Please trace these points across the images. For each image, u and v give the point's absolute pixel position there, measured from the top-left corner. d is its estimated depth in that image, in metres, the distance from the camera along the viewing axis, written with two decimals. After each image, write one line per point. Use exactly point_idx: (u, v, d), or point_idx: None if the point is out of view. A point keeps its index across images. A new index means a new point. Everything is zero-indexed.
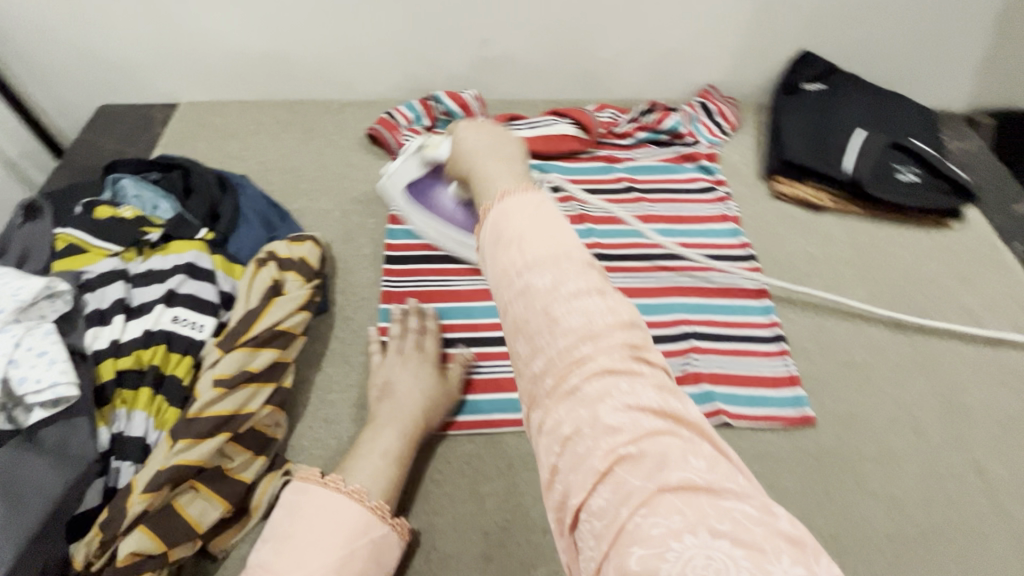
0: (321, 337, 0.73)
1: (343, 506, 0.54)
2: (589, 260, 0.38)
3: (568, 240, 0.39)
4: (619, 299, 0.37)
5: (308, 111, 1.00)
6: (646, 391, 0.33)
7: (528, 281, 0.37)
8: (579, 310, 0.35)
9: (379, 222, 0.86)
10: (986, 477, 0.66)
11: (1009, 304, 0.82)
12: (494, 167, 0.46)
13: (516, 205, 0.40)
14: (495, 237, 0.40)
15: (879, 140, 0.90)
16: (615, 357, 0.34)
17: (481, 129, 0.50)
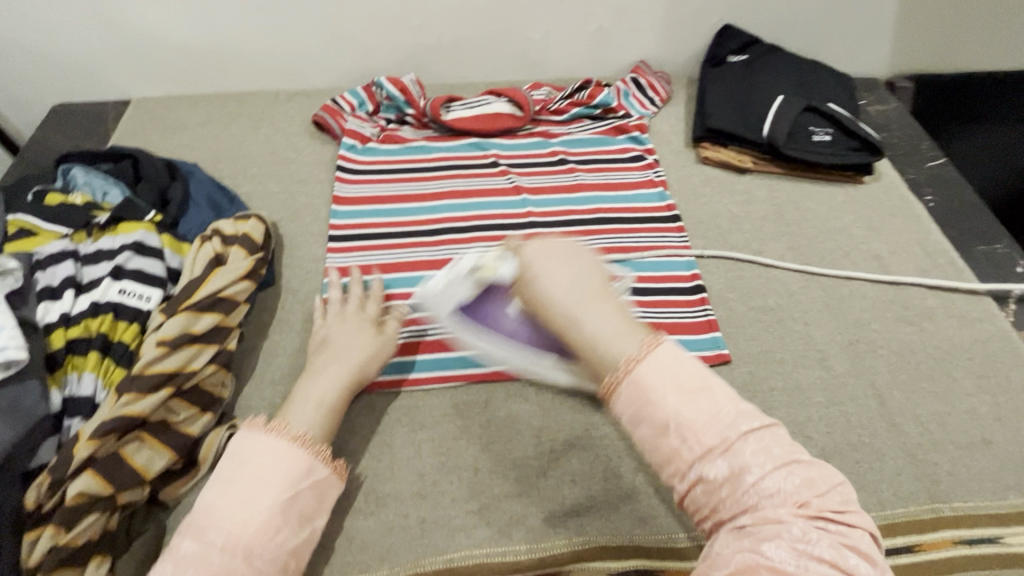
0: (268, 308, 0.78)
1: (287, 451, 0.55)
2: (749, 424, 0.42)
3: (721, 405, 0.43)
4: (796, 456, 0.42)
5: (256, 101, 1.04)
6: (825, 546, 0.38)
7: (702, 470, 0.41)
8: (766, 476, 0.41)
9: (325, 202, 0.91)
10: (882, 401, 0.72)
11: (914, 249, 0.88)
12: (610, 319, 0.46)
13: (655, 377, 0.43)
14: (643, 422, 0.43)
15: (795, 104, 0.96)
16: (791, 500, 0.40)
17: (571, 262, 0.49)
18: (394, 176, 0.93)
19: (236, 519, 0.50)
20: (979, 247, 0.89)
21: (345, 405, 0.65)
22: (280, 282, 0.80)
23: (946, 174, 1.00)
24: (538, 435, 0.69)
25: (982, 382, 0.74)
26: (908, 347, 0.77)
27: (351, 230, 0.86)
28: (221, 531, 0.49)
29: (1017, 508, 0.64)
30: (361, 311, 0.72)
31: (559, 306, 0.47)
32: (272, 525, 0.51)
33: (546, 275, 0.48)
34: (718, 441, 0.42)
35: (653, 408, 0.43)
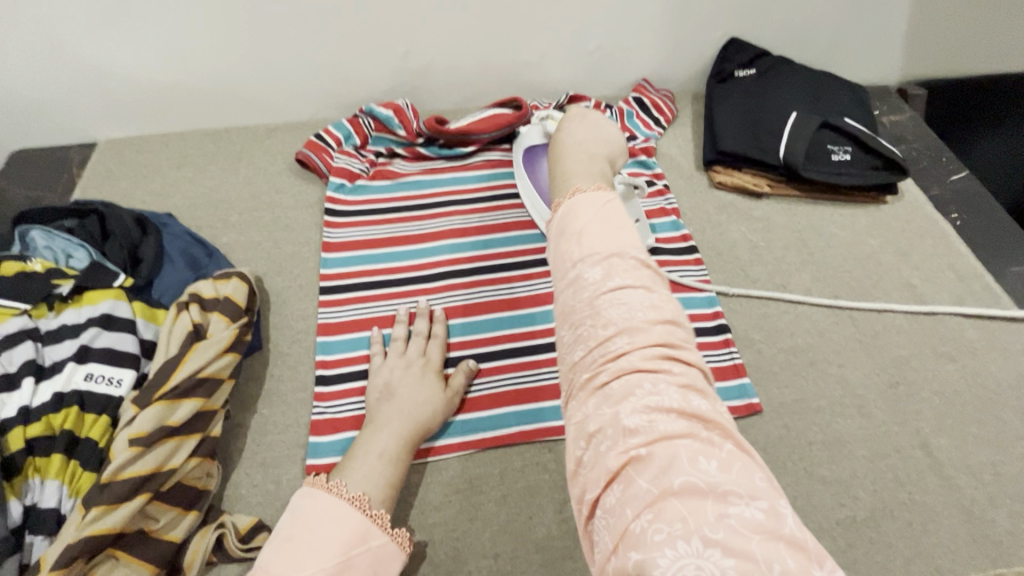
0: (256, 376, 0.71)
1: (346, 516, 0.53)
2: (640, 260, 0.46)
3: (628, 244, 0.46)
4: (661, 298, 0.44)
5: (233, 139, 0.97)
6: (668, 394, 0.39)
7: (580, 273, 0.45)
8: (624, 313, 0.43)
9: (313, 249, 0.83)
10: (929, 450, 0.67)
11: (947, 273, 0.83)
12: (596, 166, 0.56)
13: (587, 205, 0.49)
14: (563, 231, 0.49)
15: (812, 121, 0.90)
16: (639, 337, 0.41)
17: (592, 125, 0.60)
18: (387, 217, 0.86)
19: None
20: (1013, 268, 0.84)
21: (404, 461, 0.60)
22: (268, 345, 0.73)
23: (969, 187, 0.95)
24: (560, 510, 0.62)
25: None
26: (951, 387, 0.72)
27: (344, 281, 0.79)
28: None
29: None
30: (425, 357, 0.69)
31: (566, 150, 0.57)
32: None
33: (569, 132, 0.60)
34: (600, 284, 0.44)
35: (577, 239, 0.47)
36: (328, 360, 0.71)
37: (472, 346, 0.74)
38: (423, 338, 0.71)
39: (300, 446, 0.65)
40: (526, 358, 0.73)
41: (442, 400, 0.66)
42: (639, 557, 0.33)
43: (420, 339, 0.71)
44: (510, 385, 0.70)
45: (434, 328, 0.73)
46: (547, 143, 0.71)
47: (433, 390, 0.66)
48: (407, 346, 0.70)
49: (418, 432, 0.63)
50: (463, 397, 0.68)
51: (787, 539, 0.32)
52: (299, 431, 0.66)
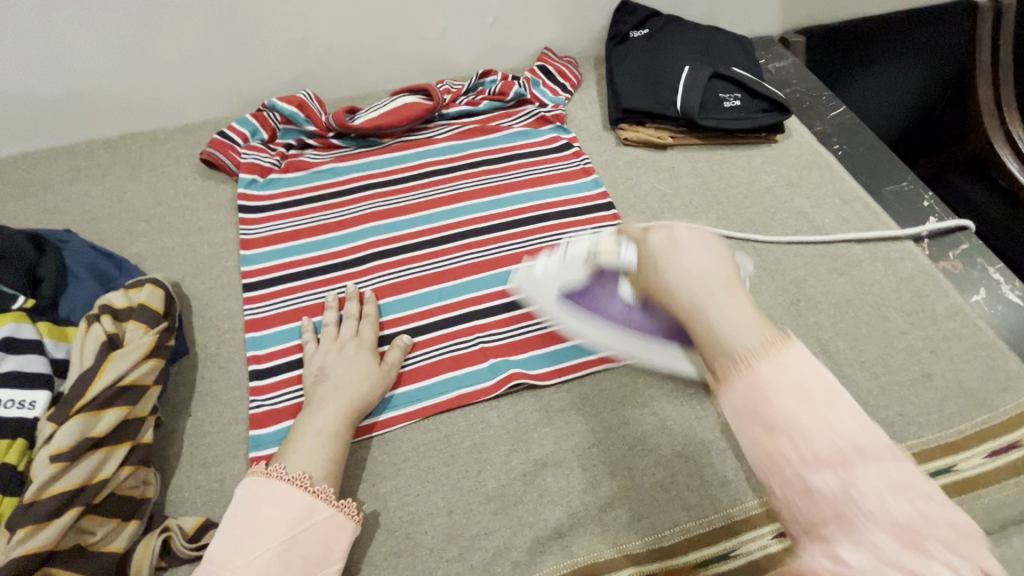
0: (186, 381, 0.69)
1: (294, 499, 0.54)
2: (884, 450, 0.36)
3: (848, 423, 0.37)
4: (907, 474, 0.35)
5: (129, 146, 0.92)
6: (899, 503, 0.34)
7: (808, 484, 0.36)
8: (860, 483, 0.34)
9: (231, 248, 0.81)
10: (830, 354, 0.75)
11: (833, 198, 0.91)
12: (737, 312, 0.44)
13: (774, 372, 0.39)
14: (744, 411, 0.39)
15: (701, 73, 0.96)
16: (854, 475, 0.35)
17: (707, 254, 0.49)
18: (305, 208, 0.85)
19: (236, 565, 0.49)
20: (888, 187, 0.94)
21: (345, 439, 0.61)
22: (195, 348, 0.72)
23: (848, 121, 1.05)
24: (508, 461, 0.65)
25: (913, 320, 0.78)
26: (844, 298, 0.80)
27: (267, 275, 0.78)
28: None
29: (962, 433, 0.69)
30: (358, 338, 0.70)
31: (693, 305, 0.46)
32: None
33: (670, 261, 0.49)
34: (819, 449, 0.36)
35: (768, 406, 0.38)
36: (260, 354, 0.71)
37: (407, 323, 0.75)
38: (354, 320, 0.72)
39: (241, 441, 0.65)
40: (460, 325, 0.75)
41: (378, 376, 0.67)
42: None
43: (353, 320, 0.72)
44: (445, 353, 0.72)
45: (365, 309, 0.73)
46: (595, 282, 0.67)
47: (368, 368, 0.67)
48: (339, 328, 0.71)
49: (358, 408, 0.64)
50: (399, 371, 0.70)
51: None
52: (239, 427, 0.66)
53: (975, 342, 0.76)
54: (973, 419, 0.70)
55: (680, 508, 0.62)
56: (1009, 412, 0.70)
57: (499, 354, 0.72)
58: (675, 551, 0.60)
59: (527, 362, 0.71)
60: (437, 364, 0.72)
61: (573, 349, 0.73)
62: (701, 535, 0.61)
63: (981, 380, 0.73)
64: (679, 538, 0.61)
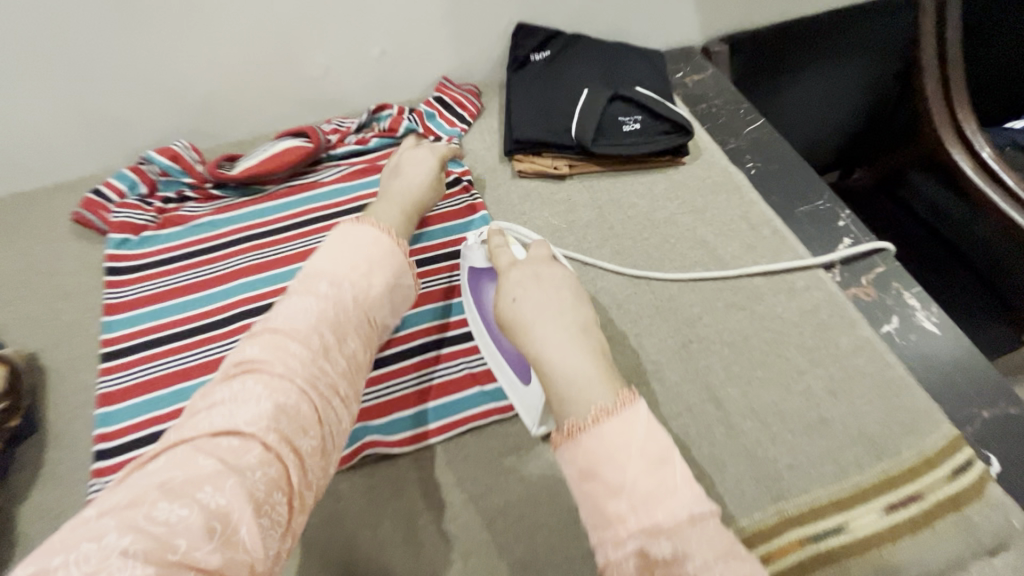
0: (30, 463, 0.67)
1: (378, 239, 0.67)
2: (703, 509, 0.44)
3: (676, 482, 0.45)
4: (738, 551, 0.43)
5: (8, 207, 0.90)
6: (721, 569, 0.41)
7: (643, 545, 0.43)
8: (682, 544, 0.43)
9: (96, 314, 0.79)
10: (720, 402, 0.69)
11: (739, 224, 0.86)
12: (578, 361, 0.53)
13: (614, 435, 0.47)
14: (586, 469, 0.47)
15: (600, 95, 0.91)
16: (689, 549, 0.42)
17: (557, 293, 0.60)
18: (177, 265, 0.83)
19: (350, 276, 0.62)
20: (801, 208, 0.89)
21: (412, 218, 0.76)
22: (43, 426, 0.69)
23: (765, 136, 0.99)
24: (355, 538, 0.62)
25: (814, 357, 0.72)
26: (740, 336, 0.74)
27: (127, 342, 0.75)
28: (279, 318, 0.57)
29: (860, 486, 0.63)
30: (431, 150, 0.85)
31: (547, 350, 0.54)
32: (360, 295, 0.62)
33: (528, 297, 0.60)
34: (660, 518, 0.43)
35: (606, 469, 0.46)
36: (108, 432, 0.68)
37: None
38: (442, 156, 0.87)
39: None
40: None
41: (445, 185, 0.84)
42: None
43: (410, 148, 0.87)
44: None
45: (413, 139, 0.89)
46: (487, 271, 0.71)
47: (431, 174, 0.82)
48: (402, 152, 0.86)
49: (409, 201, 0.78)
50: None
51: None
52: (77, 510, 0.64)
53: (881, 381, 0.70)
54: (871, 469, 0.64)
55: None
56: (912, 460, 0.65)
57: (359, 419, 0.69)
58: None
59: (387, 428, 0.68)
60: None
61: (436, 410, 0.70)
62: None
63: (884, 424, 0.67)
64: None
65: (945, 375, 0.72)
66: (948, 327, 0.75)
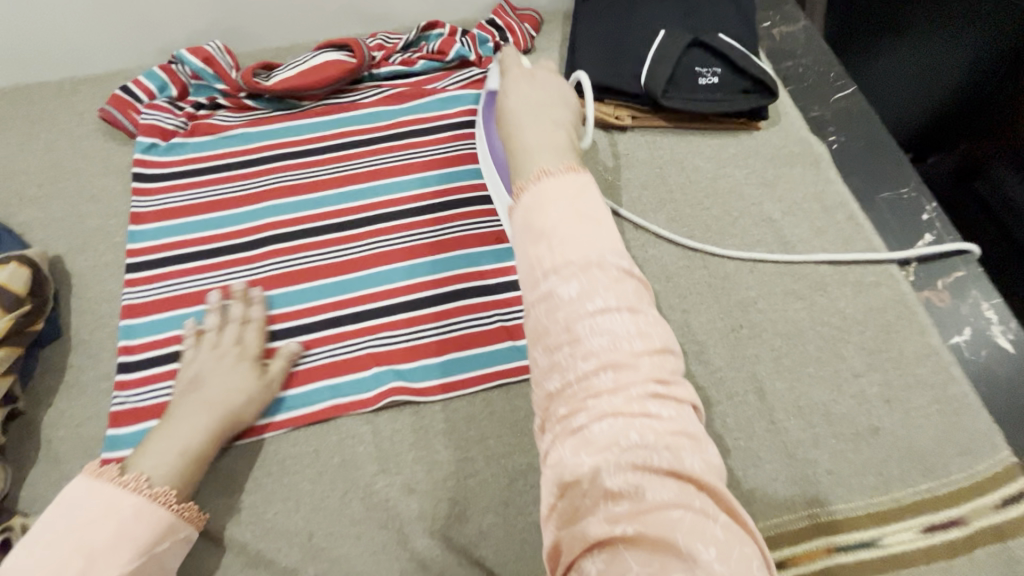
0: (54, 368, 0.65)
1: (124, 514, 0.50)
2: (621, 271, 0.42)
3: (603, 240, 0.43)
4: (647, 318, 0.41)
5: (32, 97, 0.84)
6: (623, 324, 0.40)
7: (554, 287, 0.41)
8: (591, 296, 0.40)
9: (122, 221, 0.75)
10: (764, 395, 0.65)
11: (811, 204, 0.78)
12: (543, 134, 0.50)
13: (553, 189, 0.44)
14: (523, 223, 0.44)
15: (677, 40, 0.81)
16: (608, 314, 0.40)
17: (541, 89, 0.56)
18: (208, 178, 0.78)
19: None
20: (882, 194, 0.80)
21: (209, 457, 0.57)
22: (68, 332, 0.67)
23: (854, 107, 0.88)
24: (371, 487, 0.60)
25: (872, 360, 0.67)
26: (795, 327, 0.69)
27: (154, 254, 0.72)
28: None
29: (900, 502, 0.60)
30: (241, 346, 0.64)
31: (517, 129, 0.52)
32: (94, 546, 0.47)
33: (515, 90, 0.56)
34: (578, 264, 0.41)
35: (542, 215, 0.43)
36: (131, 345, 0.66)
37: (283, 323, 0.69)
38: (238, 324, 0.66)
39: (95, 440, 0.61)
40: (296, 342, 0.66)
41: (256, 389, 0.61)
42: (597, 529, 0.35)
43: (190, 337, 0.65)
44: (301, 364, 0.66)
45: (250, 312, 0.67)
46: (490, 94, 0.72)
47: (247, 382, 0.61)
48: (219, 334, 0.65)
49: (204, 416, 0.58)
50: (292, 373, 0.65)
51: (698, 509, 0.35)
52: (96, 424, 0.62)
53: (940, 394, 0.65)
54: (915, 485, 0.61)
55: None
56: (962, 482, 0.61)
57: (385, 361, 0.66)
58: None
59: (413, 374, 0.65)
60: (305, 369, 0.66)
61: (462, 361, 0.66)
62: None
63: (937, 440, 0.63)
64: None
65: (1015, 398, 0.66)
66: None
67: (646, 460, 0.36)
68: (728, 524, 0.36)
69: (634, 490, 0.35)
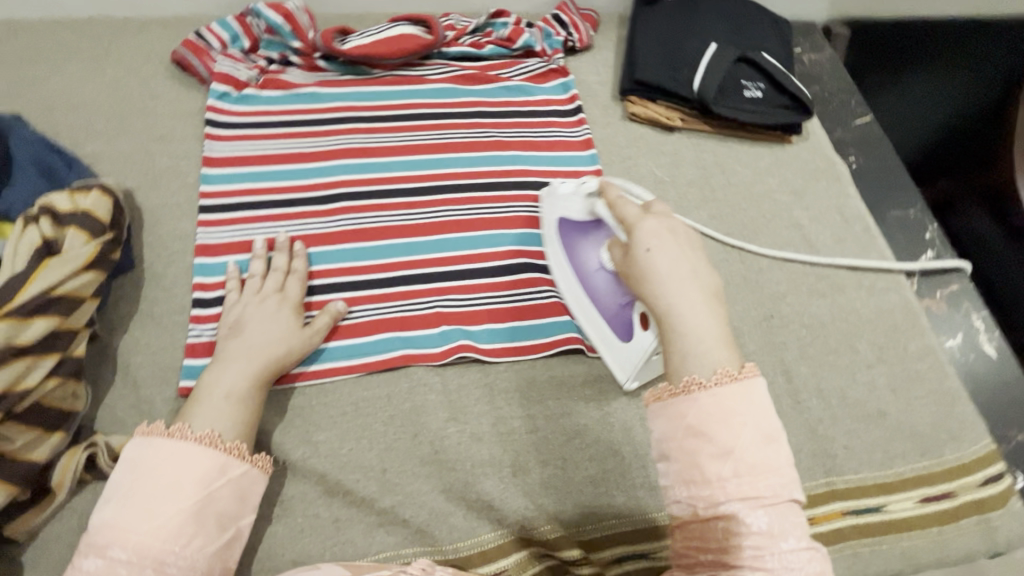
0: (127, 298, 0.66)
1: (189, 462, 0.53)
2: (792, 495, 0.43)
3: (778, 463, 0.43)
4: (813, 539, 0.42)
5: (97, 32, 0.84)
6: (799, 551, 0.41)
7: (733, 510, 0.42)
8: (772, 518, 0.41)
9: (193, 162, 0.76)
10: (793, 378, 0.73)
11: (834, 215, 0.87)
12: (705, 321, 0.47)
13: (732, 405, 0.44)
14: (691, 430, 0.44)
15: (728, 54, 0.89)
16: (773, 507, 0.42)
17: (684, 249, 0.50)
18: (278, 131, 0.80)
19: (142, 532, 0.48)
20: (893, 212, 0.90)
21: (254, 399, 0.59)
22: (140, 265, 0.68)
23: (870, 134, 0.98)
24: (442, 433, 0.64)
25: (882, 354, 0.76)
26: (818, 321, 0.78)
27: (226, 198, 0.74)
28: (127, 545, 0.48)
29: (902, 476, 0.69)
30: (283, 293, 0.66)
31: (675, 315, 0.47)
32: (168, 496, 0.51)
33: (666, 253, 0.50)
34: (754, 466, 0.42)
35: (716, 433, 0.43)
36: (207, 283, 0.68)
37: (353, 277, 0.71)
38: (281, 274, 0.68)
39: (173, 369, 0.63)
40: (340, 300, 0.69)
41: (297, 336, 0.64)
42: None
43: (234, 282, 0.67)
44: (344, 319, 0.68)
45: (294, 264, 0.69)
46: (593, 222, 0.68)
47: (288, 327, 0.64)
48: (263, 281, 0.67)
49: (250, 365, 0.60)
50: (337, 326, 0.67)
51: None
52: (172, 354, 0.64)
53: (937, 388, 0.75)
54: (915, 463, 0.70)
55: (605, 505, 0.62)
56: (952, 462, 0.70)
57: (453, 321, 0.70)
58: (590, 546, 0.61)
59: (479, 336, 0.69)
60: (377, 321, 0.69)
61: (524, 328, 0.70)
62: (620, 533, 0.62)
63: (934, 426, 0.72)
64: (597, 533, 0.61)
65: (995, 396, 0.77)
66: (1005, 352, 0.79)
67: None
68: None
69: None
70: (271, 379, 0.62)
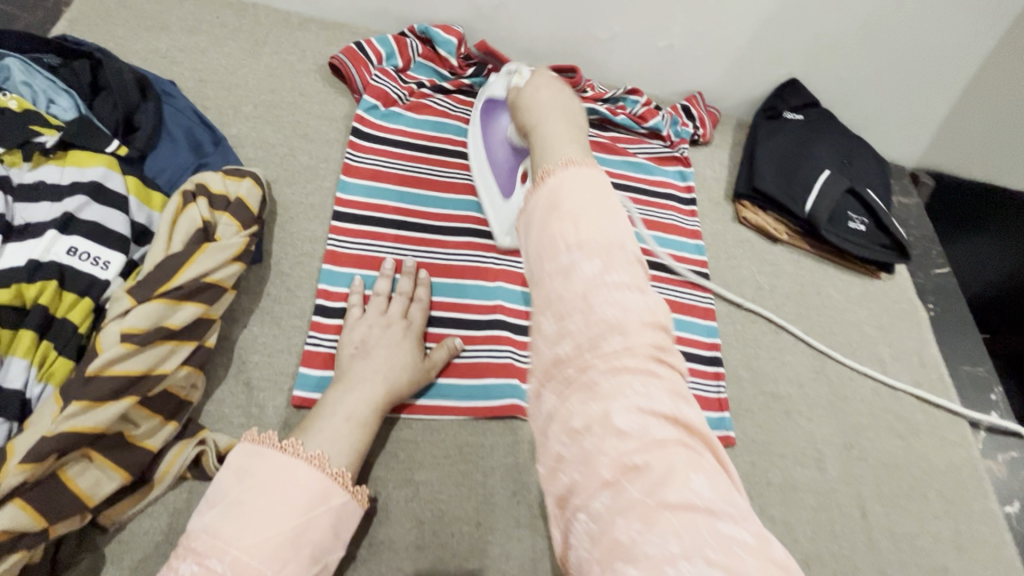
0: (250, 291, 0.66)
1: (294, 478, 0.49)
2: (636, 256, 0.38)
3: (619, 259, 0.38)
4: (670, 359, 0.36)
5: (260, 18, 0.85)
6: (635, 302, 0.36)
7: (574, 260, 0.37)
8: (619, 292, 0.36)
9: (333, 168, 0.77)
10: (866, 515, 0.74)
11: (913, 357, 0.90)
12: (562, 130, 0.46)
13: (575, 181, 0.40)
14: (538, 222, 0.39)
15: (841, 184, 0.90)
16: (639, 393, 0.33)
17: (551, 95, 0.51)
18: (418, 154, 0.80)
19: (241, 545, 0.44)
20: (964, 366, 0.94)
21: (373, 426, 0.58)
22: (268, 260, 0.68)
23: (948, 285, 1.03)
24: (537, 502, 0.62)
25: (950, 507, 0.78)
26: (894, 460, 0.79)
27: (360, 211, 0.73)
28: (224, 558, 0.43)
29: None
30: (408, 320, 0.66)
31: (546, 139, 0.45)
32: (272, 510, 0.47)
33: (539, 93, 0.51)
34: (619, 320, 0.35)
35: (560, 220, 0.38)
36: (331, 292, 0.67)
37: (465, 314, 0.71)
38: (406, 299, 0.67)
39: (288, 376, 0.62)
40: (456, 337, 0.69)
41: (416, 368, 0.63)
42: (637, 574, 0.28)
43: (357, 297, 0.66)
44: (459, 356, 0.67)
45: (419, 291, 0.68)
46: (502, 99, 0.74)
47: (409, 356, 0.63)
48: (388, 302, 0.66)
49: (373, 389, 0.59)
50: (450, 362, 0.66)
51: (708, 508, 0.30)
52: (289, 359, 0.63)
53: (999, 555, 0.76)
54: None
55: None
56: None
57: None
58: None
59: None
60: (484, 364, 0.68)
61: None
62: None
63: None
64: None
65: None
66: None
67: (665, 448, 0.32)
68: (740, 510, 0.32)
69: (640, 428, 0.32)
70: (387, 409, 0.61)
